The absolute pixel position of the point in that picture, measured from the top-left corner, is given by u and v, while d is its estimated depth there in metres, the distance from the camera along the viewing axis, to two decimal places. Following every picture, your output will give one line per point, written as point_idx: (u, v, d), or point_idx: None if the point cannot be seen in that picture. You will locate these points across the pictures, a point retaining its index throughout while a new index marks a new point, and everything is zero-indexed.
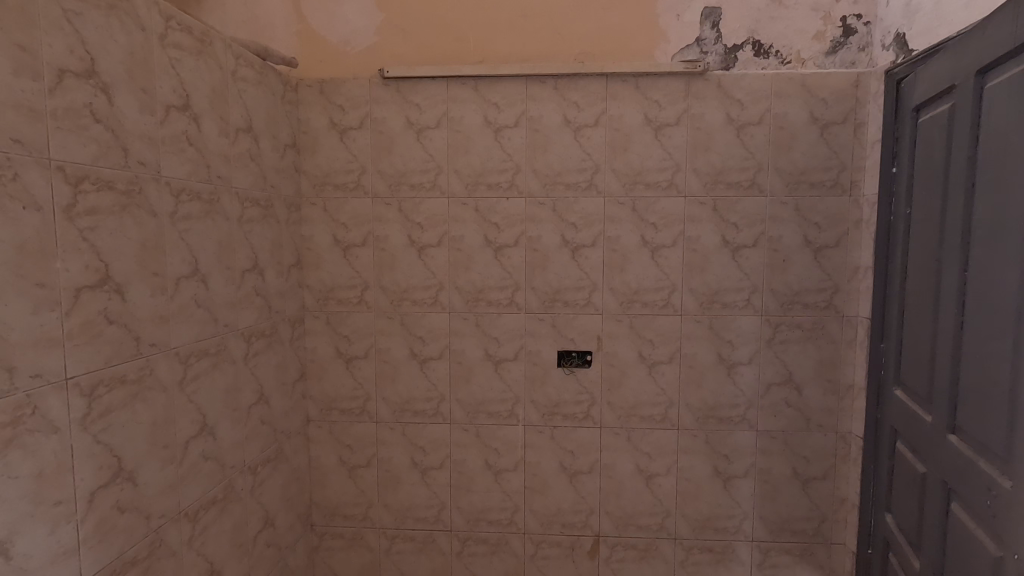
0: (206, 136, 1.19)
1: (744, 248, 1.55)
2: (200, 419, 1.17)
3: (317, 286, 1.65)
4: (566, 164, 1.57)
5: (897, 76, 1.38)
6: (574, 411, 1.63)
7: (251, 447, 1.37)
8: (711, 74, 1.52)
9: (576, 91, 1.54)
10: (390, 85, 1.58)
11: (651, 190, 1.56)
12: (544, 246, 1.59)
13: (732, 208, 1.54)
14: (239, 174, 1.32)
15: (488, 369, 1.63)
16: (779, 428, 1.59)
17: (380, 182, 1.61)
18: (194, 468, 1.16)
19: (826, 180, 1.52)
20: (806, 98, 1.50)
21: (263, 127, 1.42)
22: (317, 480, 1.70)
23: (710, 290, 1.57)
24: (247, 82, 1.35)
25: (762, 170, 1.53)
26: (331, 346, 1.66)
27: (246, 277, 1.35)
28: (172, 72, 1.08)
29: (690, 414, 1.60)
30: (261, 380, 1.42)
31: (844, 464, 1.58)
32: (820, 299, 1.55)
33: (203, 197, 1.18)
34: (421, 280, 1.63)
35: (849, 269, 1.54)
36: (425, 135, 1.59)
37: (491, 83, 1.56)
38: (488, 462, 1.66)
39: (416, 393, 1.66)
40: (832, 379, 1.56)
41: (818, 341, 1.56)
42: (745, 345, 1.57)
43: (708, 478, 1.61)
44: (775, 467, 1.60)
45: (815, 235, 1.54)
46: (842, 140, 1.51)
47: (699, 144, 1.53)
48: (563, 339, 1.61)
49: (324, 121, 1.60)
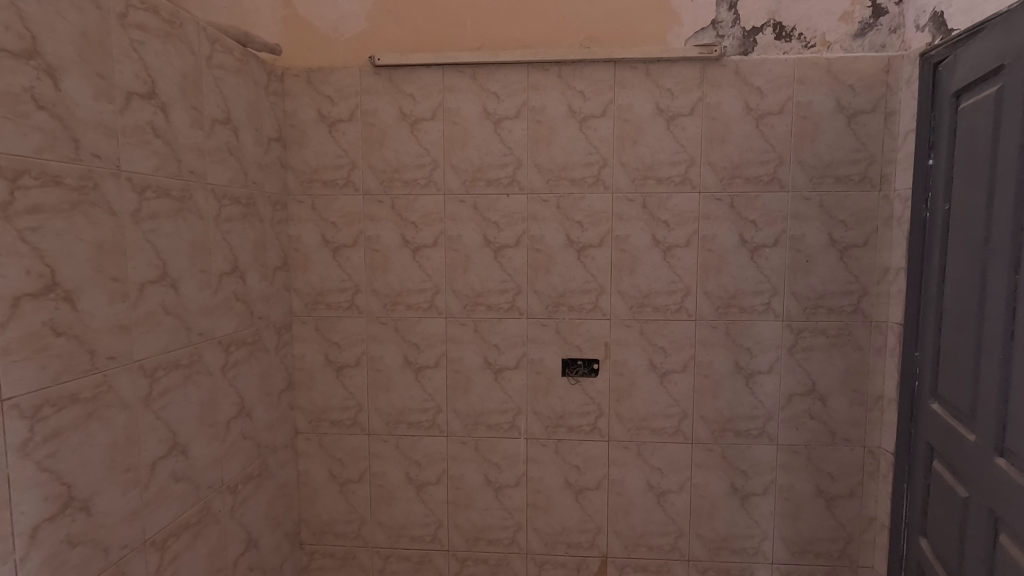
0: (176, 127, 1.08)
1: (764, 249, 1.43)
2: (170, 437, 1.07)
3: (305, 290, 1.54)
4: (572, 157, 1.45)
5: (934, 59, 1.25)
6: (580, 423, 1.52)
7: (230, 464, 1.27)
8: (728, 59, 1.40)
9: (582, 79, 1.43)
10: (382, 75, 1.47)
11: (663, 185, 1.44)
12: (548, 246, 1.48)
13: (750, 204, 1.43)
14: (216, 169, 1.21)
15: (487, 378, 1.53)
16: (801, 442, 1.47)
17: (371, 178, 1.50)
18: (163, 492, 1.06)
19: (853, 174, 1.40)
20: (832, 85, 1.38)
21: (244, 118, 1.32)
22: (307, 495, 1.60)
23: (727, 293, 1.45)
24: (225, 69, 1.24)
25: (783, 163, 1.41)
26: (320, 353, 1.56)
27: (224, 282, 1.25)
28: (135, 55, 0.98)
29: (705, 427, 1.49)
30: (243, 393, 1.32)
31: (873, 482, 1.46)
32: (846, 303, 1.43)
33: (172, 194, 1.08)
34: (416, 283, 1.52)
35: (878, 270, 1.41)
36: (419, 127, 1.48)
37: (490, 71, 1.45)
38: (488, 477, 1.55)
39: (410, 404, 1.55)
40: (859, 390, 1.45)
41: (844, 348, 1.44)
42: (765, 352, 1.46)
43: (725, 495, 1.50)
44: (797, 484, 1.48)
45: (841, 234, 1.42)
46: (871, 130, 1.39)
47: (715, 136, 1.42)
48: (567, 346, 1.50)
49: (311, 112, 1.49)
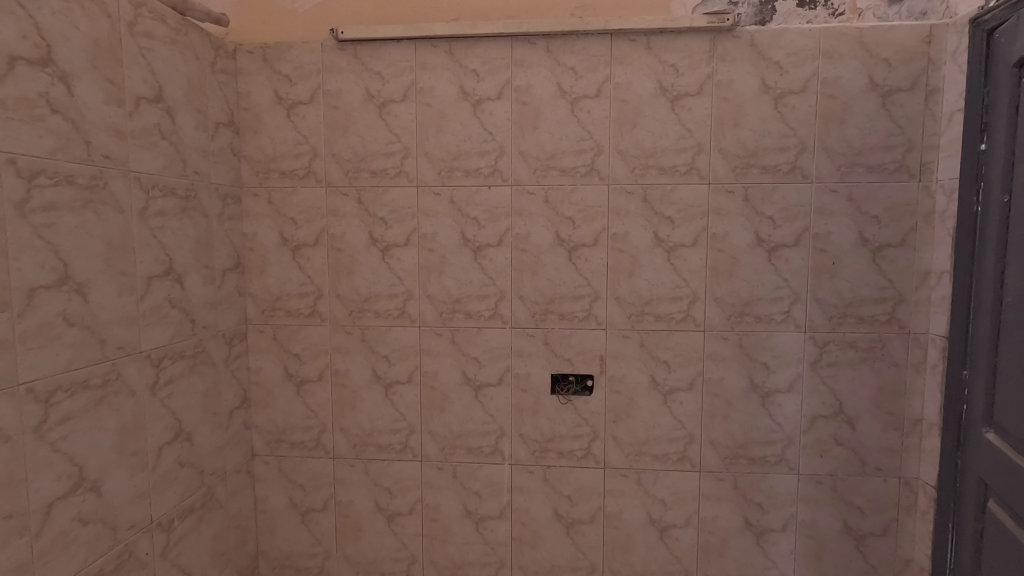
0: (83, 102, 0.91)
1: (783, 249, 1.24)
2: (74, 472, 0.90)
3: (262, 295, 1.37)
4: (562, 144, 1.27)
5: (988, 24, 1.06)
6: (572, 448, 1.33)
7: (162, 496, 1.10)
8: (742, 29, 1.21)
9: (573, 54, 1.25)
10: (346, 50, 1.29)
11: (666, 175, 1.25)
12: (534, 246, 1.29)
13: (767, 197, 1.24)
14: (142, 154, 1.04)
15: (466, 396, 1.34)
16: (826, 471, 1.28)
17: (335, 168, 1.32)
18: (62, 539, 0.89)
19: (888, 162, 1.21)
20: (863, 59, 1.19)
21: (182, 98, 1.14)
22: (265, 525, 1.42)
23: (741, 300, 1.26)
24: (155, 38, 1.07)
25: (806, 149, 1.22)
26: (279, 366, 1.38)
27: (153, 287, 1.07)
28: (21, 12, 0.81)
29: (715, 454, 1.30)
30: (180, 414, 1.15)
31: (910, 518, 1.26)
32: (879, 312, 1.24)
33: (78, 182, 0.91)
34: (385, 287, 1.34)
35: (917, 274, 1.22)
36: (388, 110, 1.30)
37: (469, 45, 1.27)
38: (467, 507, 1.37)
39: (380, 424, 1.37)
40: (895, 413, 1.25)
41: (876, 364, 1.25)
42: (784, 369, 1.27)
43: (737, 531, 1.31)
44: (821, 519, 1.29)
45: (873, 232, 1.22)
46: (910, 111, 1.20)
47: (727, 118, 1.23)
48: (557, 360, 1.31)
49: (267, 93, 1.32)
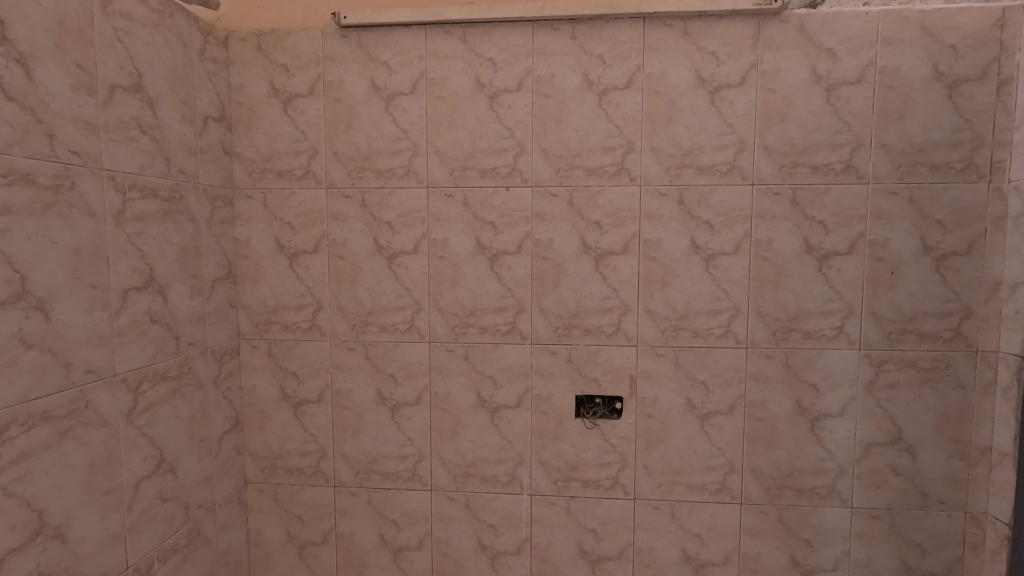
0: (45, 90, 0.79)
1: (835, 257, 1.12)
2: (32, 518, 0.77)
3: (256, 307, 1.24)
4: (588, 142, 1.14)
5: None
6: (598, 477, 1.20)
7: (140, 536, 0.97)
8: (790, 13, 1.09)
9: (601, 41, 1.12)
10: (349, 37, 1.17)
11: (705, 176, 1.13)
12: (557, 254, 1.17)
13: (817, 200, 1.11)
14: (118, 151, 0.92)
15: (481, 419, 1.22)
16: (882, 505, 1.15)
17: (336, 167, 1.20)
18: None
19: (954, 160, 1.08)
20: (926, 45, 1.07)
21: (165, 88, 1.02)
22: (259, 559, 1.29)
23: (788, 314, 1.13)
24: (133, 20, 0.95)
25: (862, 146, 1.10)
26: (274, 385, 1.25)
27: (131, 300, 0.95)
28: None
29: (758, 485, 1.17)
30: (162, 443, 1.02)
31: (977, 558, 1.13)
32: (943, 329, 1.11)
33: (39, 182, 0.78)
34: (392, 298, 1.21)
35: (986, 286, 1.09)
36: (396, 103, 1.18)
37: (485, 31, 1.14)
38: (481, 542, 1.24)
39: (385, 450, 1.24)
40: (960, 441, 1.12)
41: (940, 386, 1.12)
42: (836, 391, 1.14)
43: (782, 570, 1.18)
44: (877, 558, 1.15)
45: (937, 239, 1.10)
46: (979, 104, 1.07)
47: (773, 112, 1.11)
48: (582, 380, 1.18)
49: (262, 85, 1.20)
